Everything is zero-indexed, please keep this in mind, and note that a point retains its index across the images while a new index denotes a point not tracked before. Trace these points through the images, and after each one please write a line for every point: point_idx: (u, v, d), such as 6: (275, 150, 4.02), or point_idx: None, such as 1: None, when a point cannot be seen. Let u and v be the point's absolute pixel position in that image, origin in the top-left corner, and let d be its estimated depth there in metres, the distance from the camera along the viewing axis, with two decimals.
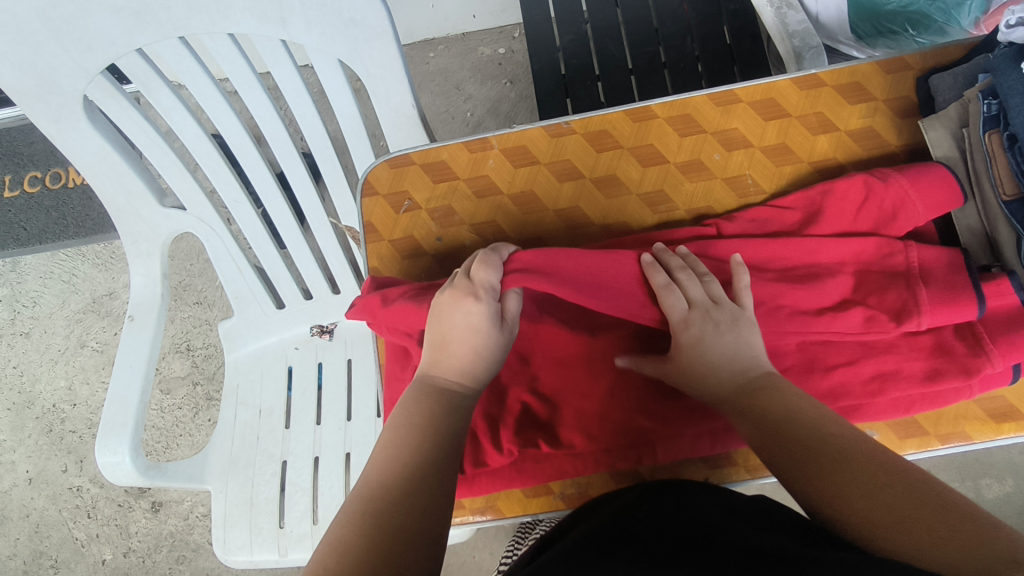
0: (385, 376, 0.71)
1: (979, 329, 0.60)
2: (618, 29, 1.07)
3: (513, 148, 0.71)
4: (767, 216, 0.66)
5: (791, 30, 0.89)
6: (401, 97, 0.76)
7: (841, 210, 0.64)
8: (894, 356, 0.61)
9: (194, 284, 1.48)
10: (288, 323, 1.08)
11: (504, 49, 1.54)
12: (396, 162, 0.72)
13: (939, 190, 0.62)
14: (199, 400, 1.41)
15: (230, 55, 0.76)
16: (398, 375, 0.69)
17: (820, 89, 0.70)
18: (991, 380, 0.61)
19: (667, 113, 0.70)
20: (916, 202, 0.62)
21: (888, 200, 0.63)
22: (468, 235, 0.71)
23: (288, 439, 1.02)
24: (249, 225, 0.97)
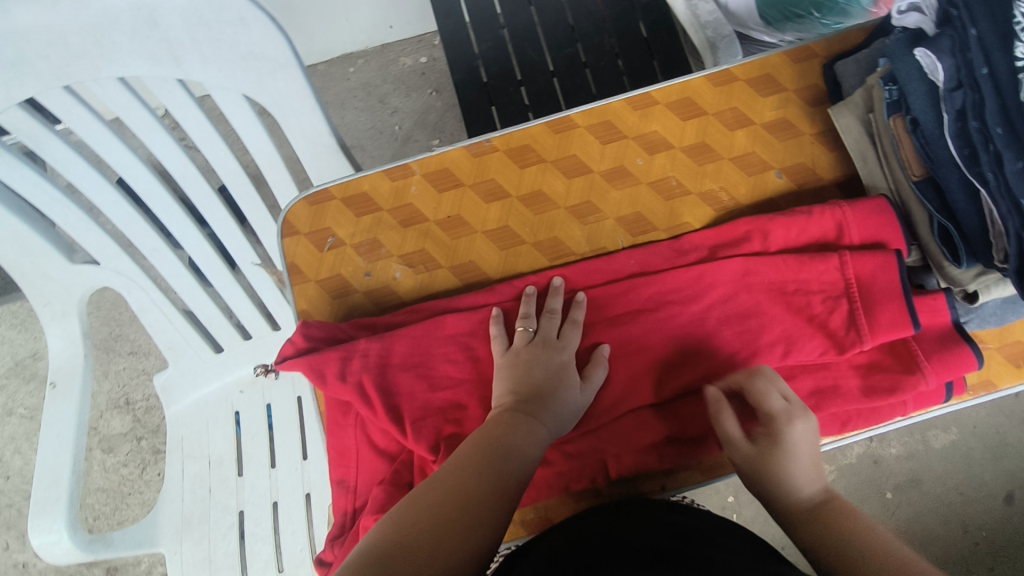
0: (326, 424, 0.67)
1: (914, 346, 0.61)
2: (535, 33, 1.06)
3: (435, 172, 0.70)
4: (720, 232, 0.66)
5: (703, 21, 0.92)
6: (316, 128, 0.73)
7: (775, 226, 0.65)
8: (832, 372, 0.62)
9: (126, 334, 1.41)
10: (228, 367, 1.03)
11: (426, 58, 1.52)
12: (315, 199, 0.70)
13: (873, 218, 0.63)
14: (145, 455, 1.34)
15: (124, 99, 0.71)
16: (341, 422, 0.66)
17: (733, 84, 0.70)
18: (926, 398, 0.63)
19: (587, 121, 0.70)
20: (844, 225, 0.63)
21: (819, 226, 0.64)
22: (398, 268, 0.68)
23: (242, 487, 0.98)
24: (173, 272, 0.92)
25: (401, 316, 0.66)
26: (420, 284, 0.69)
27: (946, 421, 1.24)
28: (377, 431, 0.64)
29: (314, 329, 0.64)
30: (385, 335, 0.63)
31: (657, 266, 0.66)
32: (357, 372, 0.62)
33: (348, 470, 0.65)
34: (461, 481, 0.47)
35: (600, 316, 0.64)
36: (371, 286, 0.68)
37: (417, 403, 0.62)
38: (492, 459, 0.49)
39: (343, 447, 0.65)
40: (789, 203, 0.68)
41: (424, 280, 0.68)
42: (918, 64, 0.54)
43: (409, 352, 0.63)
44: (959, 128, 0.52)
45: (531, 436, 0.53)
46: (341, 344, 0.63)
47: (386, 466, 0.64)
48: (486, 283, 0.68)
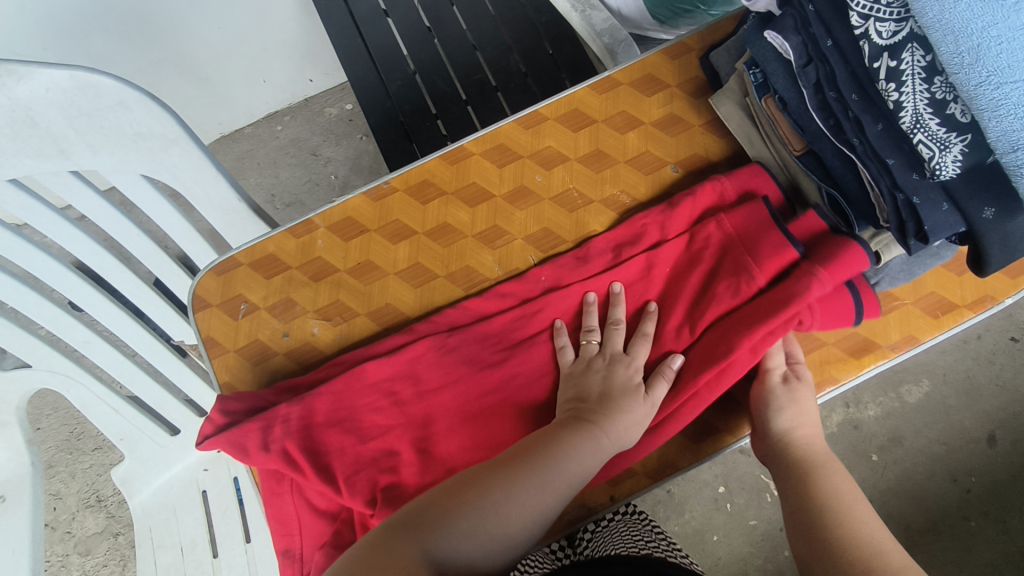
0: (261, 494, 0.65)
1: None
2: (442, 65, 1.07)
3: (339, 222, 0.70)
4: (626, 235, 0.67)
5: (598, 29, 0.94)
6: (223, 196, 0.73)
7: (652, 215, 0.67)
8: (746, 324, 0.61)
9: (88, 430, 1.37)
10: (187, 447, 1.01)
11: (351, 104, 1.53)
12: (222, 268, 0.69)
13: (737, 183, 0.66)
14: (124, 550, 1.30)
15: (21, 200, 0.70)
16: (276, 490, 0.64)
17: (617, 89, 0.72)
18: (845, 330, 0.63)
19: (481, 148, 0.71)
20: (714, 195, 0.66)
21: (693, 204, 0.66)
22: (315, 323, 0.68)
23: (219, 568, 0.96)
24: (112, 361, 0.91)
25: (320, 373, 0.66)
26: (340, 335, 0.68)
27: (916, 373, 1.25)
28: (315, 492, 0.63)
29: (233, 403, 0.63)
30: (304, 397, 0.62)
31: (570, 278, 0.67)
32: (281, 438, 0.61)
33: (292, 538, 0.63)
34: (473, 519, 0.49)
35: (520, 338, 0.64)
36: (291, 346, 0.67)
37: (349, 459, 0.61)
38: (515, 499, 0.51)
39: (283, 515, 0.64)
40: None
41: (344, 331, 0.67)
42: (772, 46, 0.58)
43: (336, 404, 0.63)
44: (818, 100, 0.57)
45: (558, 464, 0.54)
46: (262, 413, 0.62)
47: (328, 526, 0.63)
48: (402, 325, 0.67)
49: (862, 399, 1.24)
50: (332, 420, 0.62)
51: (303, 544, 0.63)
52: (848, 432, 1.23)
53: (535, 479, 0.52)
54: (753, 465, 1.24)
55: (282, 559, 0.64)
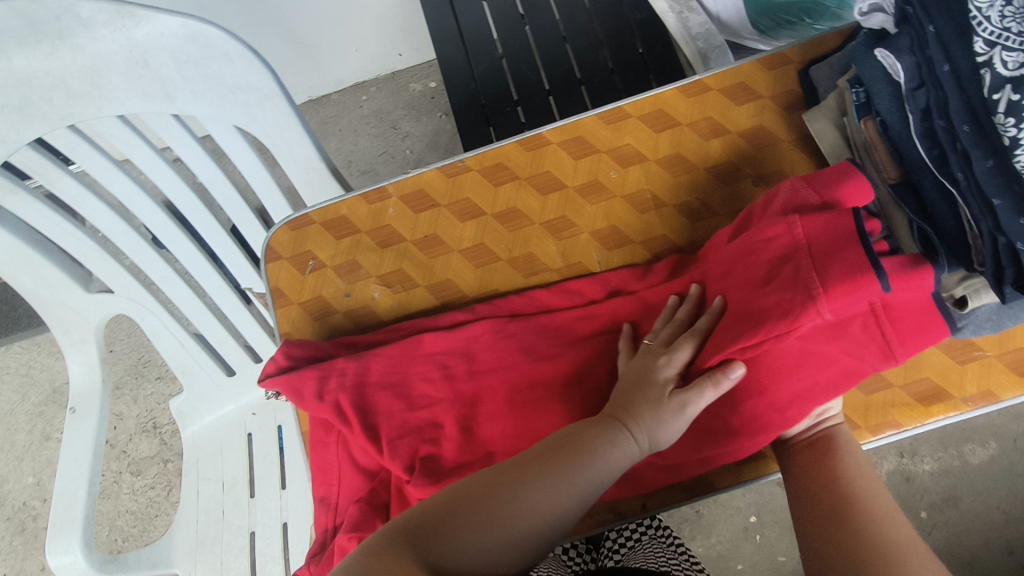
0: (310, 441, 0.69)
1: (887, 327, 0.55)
2: (530, 53, 1.08)
3: (411, 193, 0.71)
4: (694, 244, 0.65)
5: (693, 33, 0.91)
6: (305, 155, 0.76)
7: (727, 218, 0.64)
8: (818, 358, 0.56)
9: (154, 359, 1.46)
10: (240, 389, 1.07)
11: (435, 82, 1.55)
12: (297, 223, 0.71)
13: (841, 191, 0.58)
14: (171, 477, 1.38)
15: (125, 136, 0.75)
16: (324, 440, 0.67)
17: (707, 93, 0.70)
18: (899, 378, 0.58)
19: (559, 138, 0.70)
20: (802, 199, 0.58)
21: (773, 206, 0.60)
22: (376, 288, 0.70)
23: (254, 508, 1.01)
24: (185, 298, 0.96)
25: (380, 336, 0.69)
26: (398, 303, 0.70)
27: (983, 435, 1.17)
28: (358, 449, 0.66)
29: (295, 350, 0.67)
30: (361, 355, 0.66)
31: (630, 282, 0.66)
32: (334, 391, 0.65)
33: (330, 488, 0.66)
34: (483, 515, 0.47)
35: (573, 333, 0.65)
36: (351, 306, 0.70)
37: (395, 422, 0.63)
38: (524, 489, 0.49)
39: (325, 464, 0.67)
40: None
41: (402, 300, 0.70)
42: (880, 64, 0.56)
43: (387, 369, 0.65)
44: (925, 127, 0.54)
45: (591, 461, 0.52)
46: (323, 364, 0.66)
47: (365, 483, 0.65)
48: (461, 301, 0.70)
49: (918, 452, 1.17)
50: (386, 386, 0.65)
51: (340, 495, 0.66)
52: (898, 484, 1.17)
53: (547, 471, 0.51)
54: None
55: (319, 505, 0.67)
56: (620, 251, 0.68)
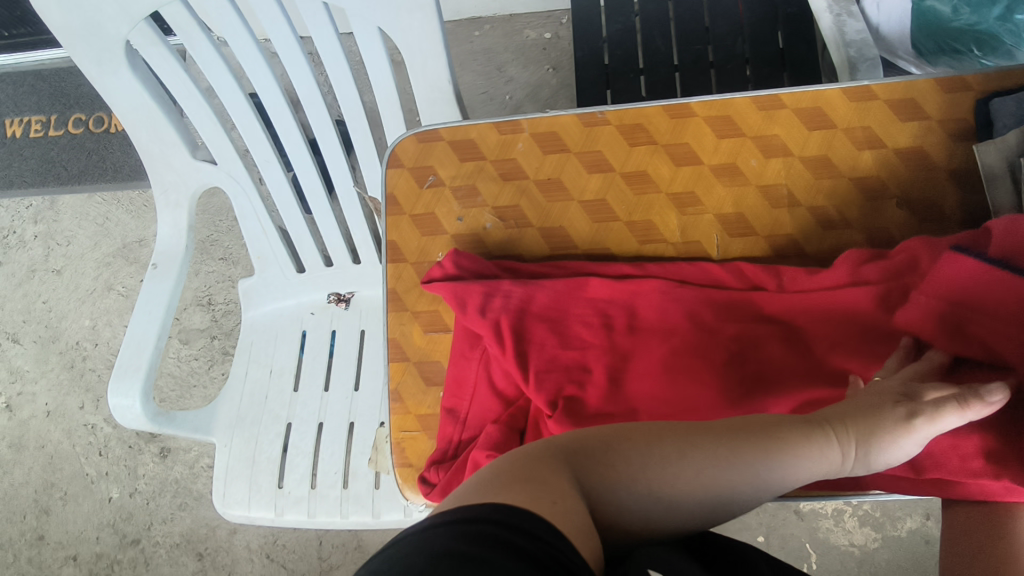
0: (450, 352, 0.68)
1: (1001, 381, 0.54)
2: (667, 24, 1.04)
3: (543, 133, 0.70)
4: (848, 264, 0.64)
5: (847, 39, 0.87)
6: (439, 72, 0.76)
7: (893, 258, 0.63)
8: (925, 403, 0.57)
9: (222, 240, 1.50)
10: (307, 287, 1.09)
11: (551, 33, 1.52)
12: (425, 137, 0.72)
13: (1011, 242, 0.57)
14: (215, 353, 1.44)
15: (270, 13, 0.77)
16: (467, 354, 0.67)
17: (871, 102, 0.67)
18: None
19: (707, 112, 0.68)
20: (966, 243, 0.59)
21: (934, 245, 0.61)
22: (489, 218, 0.71)
23: (296, 402, 1.05)
24: (279, 188, 0.98)
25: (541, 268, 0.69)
26: (507, 238, 0.71)
27: None
28: (500, 372, 0.66)
29: (466, 260, 0.67)
30: (530, 282, 0.65)
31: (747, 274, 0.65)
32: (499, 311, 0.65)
33: (461, 402, 0.66)
34: (647, 476, 0.46)
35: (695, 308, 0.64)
36: (461, 231, 0.71)
37: (512, 359, 0.63)
38: (694, 467, 0.46)
39: (462, 377, 0.66)
40: (903, 236, 0.65)
41: (513, 235, 0.70)
42: None
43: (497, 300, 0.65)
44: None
45: (809, 441, 0.50)
46: (489, 280, 0.66)
47: (501, 408, 0.65)
48: (570, 250, 0.70)
49: None
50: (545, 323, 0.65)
51: (468, 412, 0.66)
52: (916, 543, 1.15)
53: (727, 452, 0.48)
54: (803, 530, 1.19)
55: (442, 414, 0.67)
56: (742, 240, 0.67)
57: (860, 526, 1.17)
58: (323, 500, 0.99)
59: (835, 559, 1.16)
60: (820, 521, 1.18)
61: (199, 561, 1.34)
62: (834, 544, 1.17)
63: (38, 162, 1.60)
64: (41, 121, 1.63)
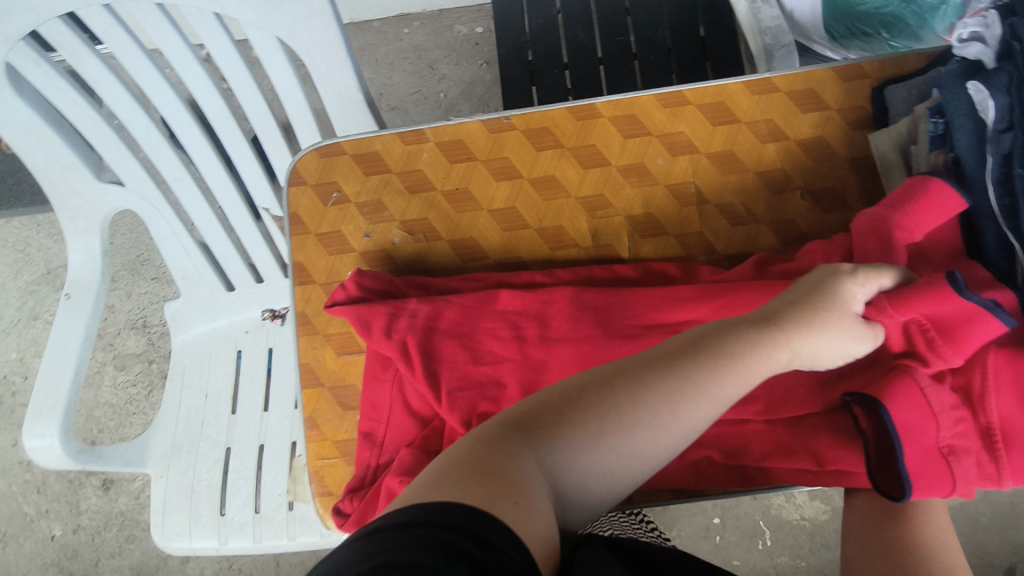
0: (363, 375, 0.66)
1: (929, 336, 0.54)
2: (588, 16, 1.03)
3: (449, 142, 0.69)
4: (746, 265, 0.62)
5: (762, 26, 0.88)
6: (344, 81, 0.73)
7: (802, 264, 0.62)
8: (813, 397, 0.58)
9: (153, 259, 1.45)
10: (237, 307, 1.06)
11: (481, 28, 1.50)
12: (326, 152, 0.70)
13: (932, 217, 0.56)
14: (153, 378, 1.39)
15: (161, 25, 0.76)
16: (379, 375, 0.65)
17: (772, 94, 0.67)
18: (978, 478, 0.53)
19: (611, 112, 0.68)
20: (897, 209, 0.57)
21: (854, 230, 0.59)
22: (397, 233, 0.69)
23: (234, 425, 1.02)
24: (195, 206, 0.94)
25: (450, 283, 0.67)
26: (416, 252, 0.69)
27: None
28: (414, 392, 0.64)
29: (367, 280, 0.66)
30: (438, 298, 0.64)
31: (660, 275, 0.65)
32: (404, 329, 0.63)
33: (377, 425, 0.65)
34: (614, 437, 0.43)
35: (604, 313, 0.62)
36: (369, 248, 0.69)
37: (416, 381, 0.62)
38: (658, 424, 0.44)
39: (376, 401, 0.65)
40: (811, 228, 0.65)
41: (422, 249, 0.69)
42: (969, 98, 0.54)
43: (409, 324, 0.63)
44: (1001, 173, 0.52)
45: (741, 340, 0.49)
46: (391, 299, 0.65)
47: (417, 429, 0.64)
48: (481, 259, 0.69)
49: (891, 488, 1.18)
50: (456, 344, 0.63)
51: (386, 434, 0.65)
52: None
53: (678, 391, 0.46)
54: (755, 509, 1.21)
55: (361, 440, 0.66)
56: (652, 240, 0.67)
57: (809, 501, 1.20)
58: (269, 524, 0.97)
59: (787, 535, 1.19)
60: (771, 499, 1.21)
61: None
62: (785, 520, 1.20)
63: None
64: None
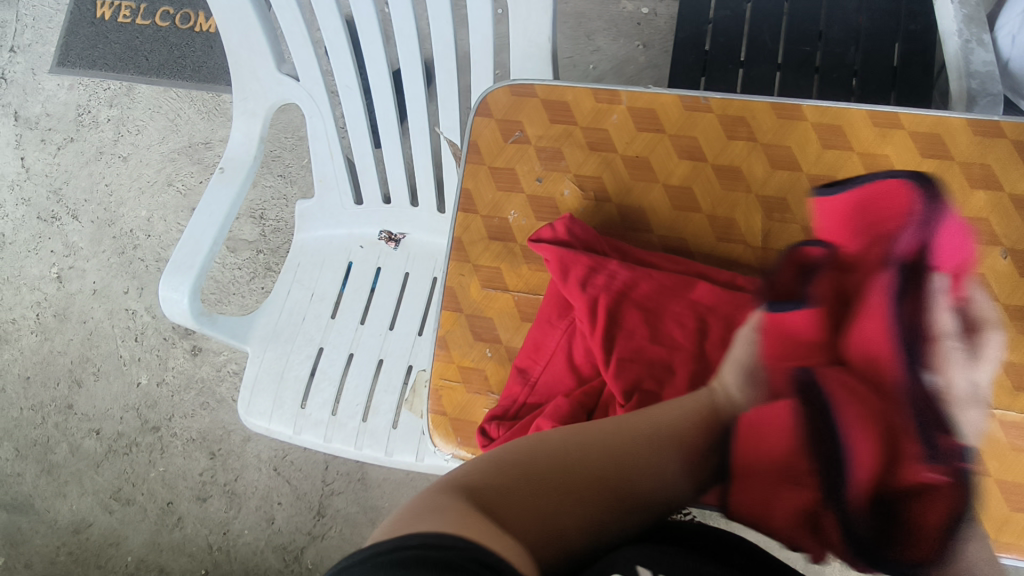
0: (536, 315, 0.69)
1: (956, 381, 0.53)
2: (779, 18, 0.99)
3: (642, 109, 0.70)
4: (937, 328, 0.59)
5: (971, 69, 0.81)
6: (540, 28, 0.75)
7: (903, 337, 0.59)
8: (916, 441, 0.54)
9: (283, 157, 1.51)
10: (361, 220, 1.10)
11: (648, 9, 1.46)
12: (519, 91, 0.72)
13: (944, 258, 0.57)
14: (258, 266, 1.47)
15: None
16: (553, 321, 0.68)
17: (997, 139, 0.64)
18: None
19: (817, 118, 0.67)
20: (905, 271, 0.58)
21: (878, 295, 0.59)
22: (569, 184, 0.71)
23: (330, 329, 1.06)
24: (353, 115, 0.98)
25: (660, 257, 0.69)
26: (584, 207, 0.71)
27: None
28: (582, 347, 0.68)
29: (576, 228, 0.67)
30: (638, 268, 0.66)
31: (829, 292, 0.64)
32: (599, 288, 0.66)
33: (533, 366, 0.68)
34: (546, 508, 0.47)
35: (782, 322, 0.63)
36: (538, 191, 0.71)
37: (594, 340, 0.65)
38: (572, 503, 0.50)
39: (542, 342, 0.68)
40: (1001, 287, 0.63)
41: (590, 206, 0.70)
42: None
43: (606, 284, 0.66)
44: None
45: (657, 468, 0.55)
46: (596, 256, 0.67)
47: (573, 382, 0.67)
48: (647, 229, 0.70)
49: None
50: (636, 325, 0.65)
51: (539, 376, 0.68)
52: None
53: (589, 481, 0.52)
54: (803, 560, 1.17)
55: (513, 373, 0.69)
56: None
57: None
58: (341, 428, 1.01)
59: None
60: None
61: (211, 460, 1.40)
62: None
63: (121, 47, 1.62)
64: (129, 8, 1.63)
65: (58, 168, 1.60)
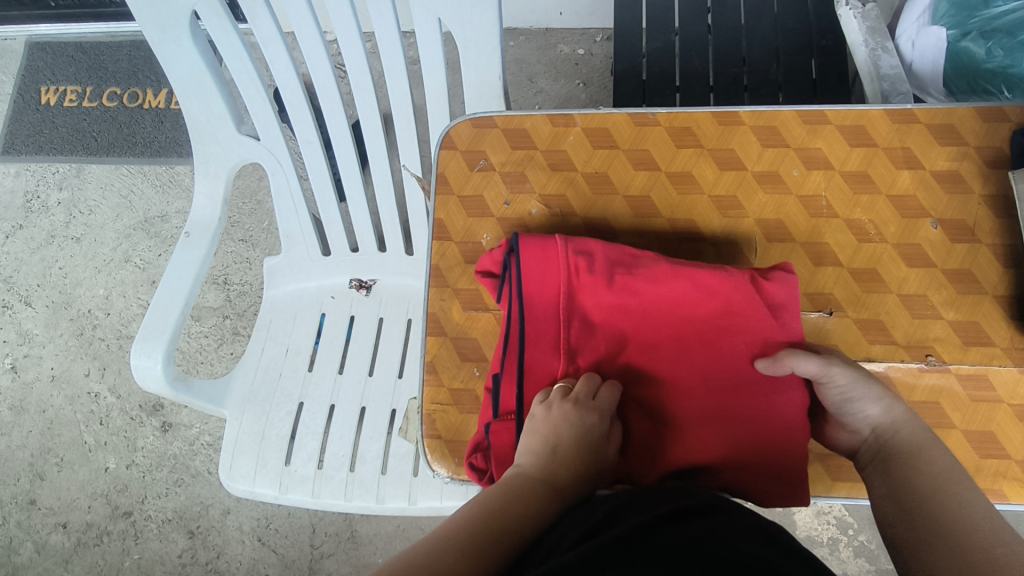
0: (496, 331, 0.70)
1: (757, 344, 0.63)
2: (706, 47, 1.08)
3: (595, 129, 0.74)
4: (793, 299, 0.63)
5: (881, 72, 0.89)
6: (489, 67, 0.79)
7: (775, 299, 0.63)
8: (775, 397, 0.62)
9: (243, 222, 1.52)
10: (329, 271, 1.11)
11: (583, 50, 1.56)
12: (479, 123, 0.76)
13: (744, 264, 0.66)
14: (225, 332, 1.45)
15: None
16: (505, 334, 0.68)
17: (911, 125, 0.71)
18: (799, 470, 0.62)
19: (753, 122, 0.73)
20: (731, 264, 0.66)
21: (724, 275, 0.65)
22: (535, 205, 0.74)
23: (309, 382, 1.05)
24: (316, 167, 1.03)
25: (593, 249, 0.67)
26: (551, 224, 0.74)
27: None
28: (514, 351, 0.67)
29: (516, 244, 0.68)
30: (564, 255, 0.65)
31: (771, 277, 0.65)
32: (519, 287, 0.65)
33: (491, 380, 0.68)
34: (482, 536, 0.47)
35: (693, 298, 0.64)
36: (507, 214, 0.74)
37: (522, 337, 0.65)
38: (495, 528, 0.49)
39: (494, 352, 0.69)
40: (936, 254, 0.68)
41: (556, 222, 0.73)
42: None
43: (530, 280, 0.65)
44: None
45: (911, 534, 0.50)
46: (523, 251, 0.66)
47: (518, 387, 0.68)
48: (613, 236, 0.72)
49: None
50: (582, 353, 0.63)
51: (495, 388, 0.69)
52: None
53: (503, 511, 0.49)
54: None
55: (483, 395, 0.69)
56: (780, 244, 0.70)
57: (853, 558, 1.17)
58: (329, 481, 0.98)
59: None
60: (815, 548, 1.18)
61: (190, 539, 1.34)
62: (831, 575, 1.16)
63: (68, 131, 1.62)
64: (76, 92, 1.64)
65: (8, 257, 1.56)
